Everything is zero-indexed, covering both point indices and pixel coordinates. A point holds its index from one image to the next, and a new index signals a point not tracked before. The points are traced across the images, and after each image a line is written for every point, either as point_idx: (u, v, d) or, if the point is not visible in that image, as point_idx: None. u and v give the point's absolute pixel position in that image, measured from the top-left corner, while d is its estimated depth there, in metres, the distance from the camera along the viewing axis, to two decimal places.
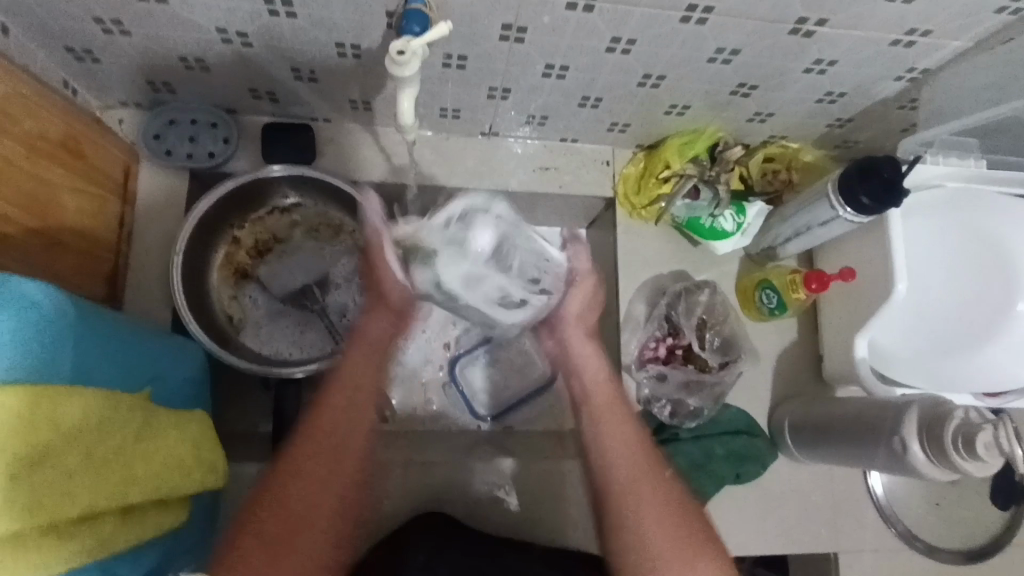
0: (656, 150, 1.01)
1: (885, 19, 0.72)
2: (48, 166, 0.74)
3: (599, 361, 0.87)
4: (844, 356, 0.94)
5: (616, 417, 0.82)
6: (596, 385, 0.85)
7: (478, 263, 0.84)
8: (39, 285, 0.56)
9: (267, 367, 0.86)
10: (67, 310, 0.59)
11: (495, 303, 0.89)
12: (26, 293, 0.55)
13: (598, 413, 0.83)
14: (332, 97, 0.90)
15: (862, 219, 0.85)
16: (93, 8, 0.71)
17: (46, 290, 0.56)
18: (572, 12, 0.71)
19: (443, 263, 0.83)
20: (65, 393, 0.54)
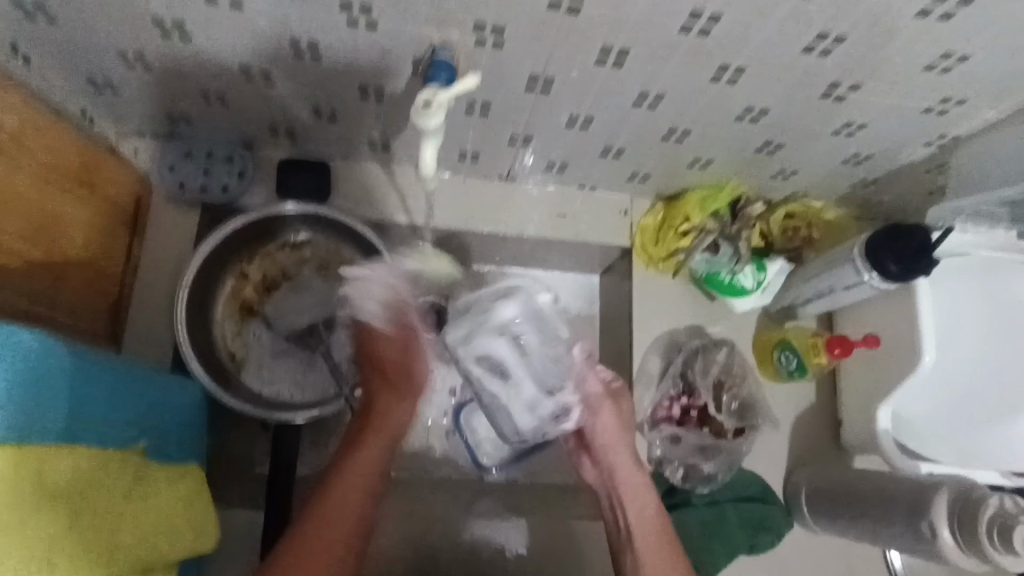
0: (675, 202, 0.99)
1: (918, 87, 0.71)
2: (59, 199, 0.73)
3: (630, 458, 0.81)
4: (865, 424, 0.90)
5: (637, 488, 0.80)
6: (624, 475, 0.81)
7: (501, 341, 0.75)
8: (32, 337, 0.53)
9: (267, 410, 0.83)
10: (61, 360, 0.56)
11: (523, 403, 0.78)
12: (19, 347, 0.52)
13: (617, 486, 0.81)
14: (351, 137, 0.89)
15: (888, 286, 0.82)
16: (117, 41, 0.71)
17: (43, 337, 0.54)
18: (601, 67, 0.70)
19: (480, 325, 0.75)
20: (53, 450, 0.51)
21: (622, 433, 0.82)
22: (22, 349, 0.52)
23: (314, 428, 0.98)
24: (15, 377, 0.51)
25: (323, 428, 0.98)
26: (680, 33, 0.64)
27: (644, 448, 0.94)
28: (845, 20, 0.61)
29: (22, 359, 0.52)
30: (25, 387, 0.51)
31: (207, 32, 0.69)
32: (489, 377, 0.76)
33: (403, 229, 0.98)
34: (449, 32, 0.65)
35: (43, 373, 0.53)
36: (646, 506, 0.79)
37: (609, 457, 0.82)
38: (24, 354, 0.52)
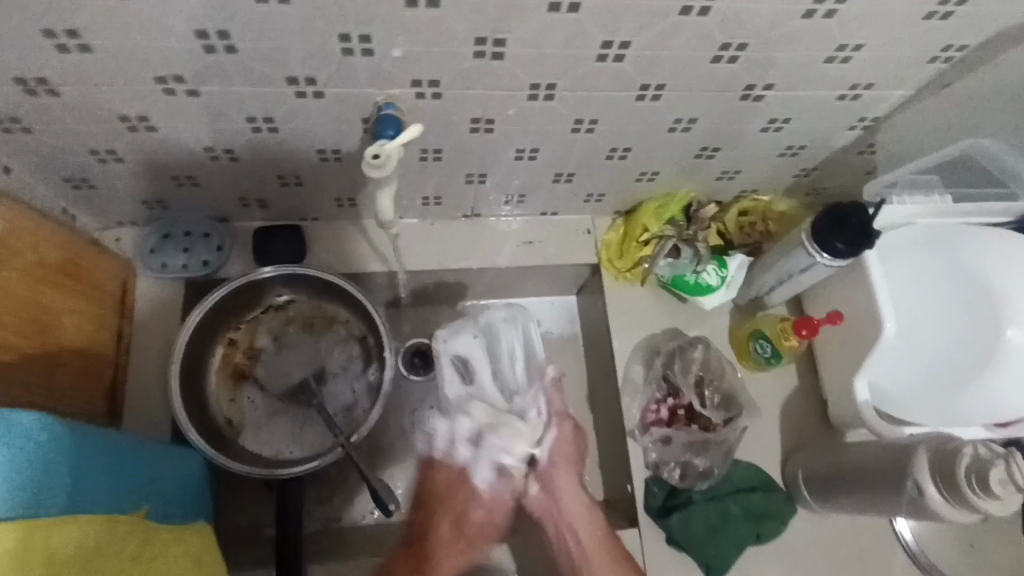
0: (633, 215, 1.04)
1: (826, 78, 0.77)
2: (48, 291, 0.77)
3: (574, 482, 0.86)
4: (846, 400, 0.93)
5: (580, 512, 0.85)
6: (566, 501, 0.85)
7: (466, 348, 0.86)
8: (27, 416, 0.56)
9: (267, 468, 0.86)
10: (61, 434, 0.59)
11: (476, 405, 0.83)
12: (15, 428, 0.54)
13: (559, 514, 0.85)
14: (318, 198, 0.94)
15: (839, 263, 0.86)
16: (90, 140, 0.77)
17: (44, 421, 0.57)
18: (534, 101, 0.76)
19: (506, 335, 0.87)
20: (59, 522, 0.53)
21: (575, 455, 0.87)
22: (14, 428, 0.55)
23: (318, 482, 1.00)
24: (13, 457, 0.53)
25: (326, 481, 1.00)
26: (598, 61, 0.70)
27: (640, 454, 0.96)
28: (741, 29, 0.68)
29: (16, 440, 0.54)
30: (19, 466, 0.54)
31: (170, 121, 0.75)
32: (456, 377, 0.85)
33: (378, 277, 1.02)
34: (390, 91, 0.72)
35: (42, 449, 0.56)
36: (593, 528, 0.85)
37: (556, 482, 0.85)
38: (18, 433, 0.55)
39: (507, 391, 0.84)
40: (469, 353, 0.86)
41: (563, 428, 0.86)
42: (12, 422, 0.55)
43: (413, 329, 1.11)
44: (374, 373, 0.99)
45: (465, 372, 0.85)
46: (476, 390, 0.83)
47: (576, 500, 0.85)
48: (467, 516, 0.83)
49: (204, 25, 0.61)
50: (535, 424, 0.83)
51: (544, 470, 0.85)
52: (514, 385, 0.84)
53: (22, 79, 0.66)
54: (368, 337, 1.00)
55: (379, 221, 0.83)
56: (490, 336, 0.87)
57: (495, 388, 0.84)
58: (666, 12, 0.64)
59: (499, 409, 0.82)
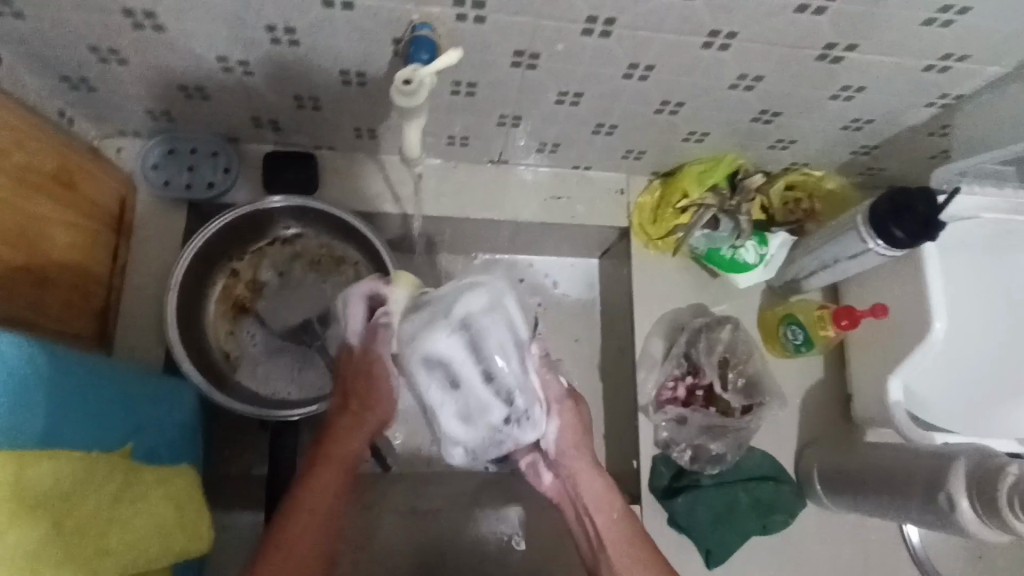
0: (673, 178, 0.96)
1: (919, 44, 0.68)
2: (36, 200, 0.70)
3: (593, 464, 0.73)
4: (875, 398, 0.88)
5: (602, 494, 0.73)
6: (581, 482, 0.73)
7: (447, 345, 0.62)
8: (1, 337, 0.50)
9: (264, 409, 0.82)
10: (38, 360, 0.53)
11: (457, 417, 0.64)
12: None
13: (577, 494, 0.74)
14: (336, 126, 0.87)
15: (894, 253, 0.80)
16: (89, 35, 0.68)
17: (22, 345, 0.51)
18: (587, 38, 0.67)
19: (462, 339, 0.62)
20: (34, 454, 0.48)
21: (587, 426, 0.74)
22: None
23: (315, 425, 0.97)
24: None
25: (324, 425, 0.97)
26: None
27: (650, 432, 0.92)
28: None
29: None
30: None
31: (179, 21, 0.66)
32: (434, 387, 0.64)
33: (393, 218, 0.96)
34: (428, 9, 0.63)
35: (15, 374, 0.50)
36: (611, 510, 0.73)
37: (567, 458, 0.73)
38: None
39: (506, 393, 0.64)
40: (449, 354, 0.63)
41: (564, 415, 0.72)
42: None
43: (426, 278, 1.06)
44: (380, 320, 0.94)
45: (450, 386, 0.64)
46: (472, 404, 0.63)
47: (594, 478, 0.73)
48: (380, 398, 0.71)
49: None
50: (540, 427, 0.68)
51: (557, 456, 0.73)
52: (511, 381, 0.64)
53: None
54: None
55: (404, 157, 0.75)
56: (462, 317, 0.63)
57: (495, 391, 0.64)
58: None
59: (506, 417, 0.64)
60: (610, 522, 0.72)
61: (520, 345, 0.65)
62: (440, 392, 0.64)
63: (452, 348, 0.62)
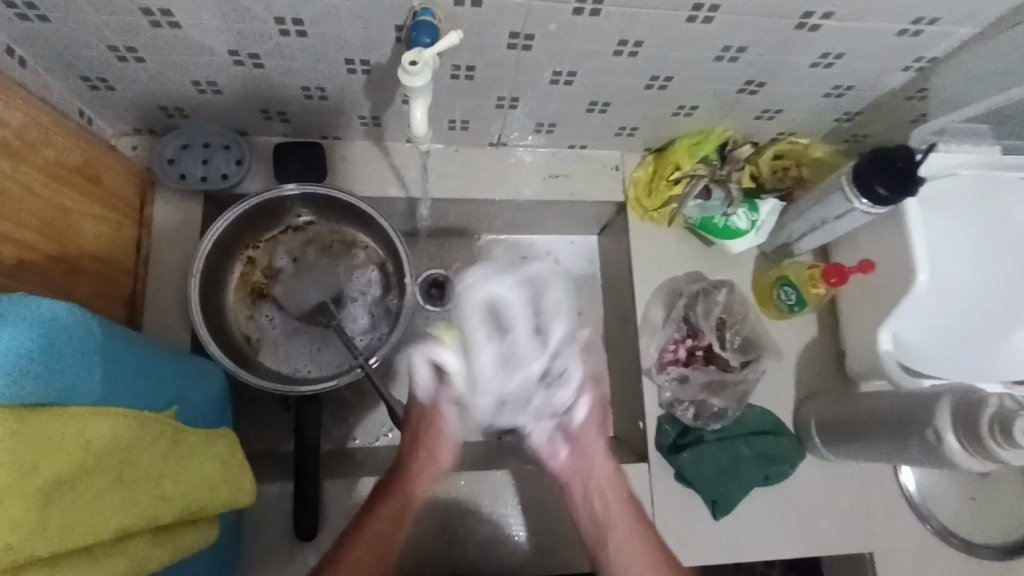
0: (665, 152, 1.01)
1: (891, 9, 0.72)
2: (64, 192, 0.74)
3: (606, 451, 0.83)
4: (866, 350, 0.92)
5: (613, 481, 0.83)
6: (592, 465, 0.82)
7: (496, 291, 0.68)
8: (60, 303, 0.53)
9: (286, 386, 0.87)
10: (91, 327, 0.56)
11: (495, 363, 0.67)
12: (49, 315, 0.51)
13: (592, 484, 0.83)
14: (342, 115, 0.91)
15: (877, 211, 0.84)
16: (108, 36, 0.72)
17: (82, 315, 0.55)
18: (578, 17, 0.71)
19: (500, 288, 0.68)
20: (92, 414, 0.50)
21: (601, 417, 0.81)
22: (50, 315, 0.52)
23: (334, 404, 1.01)
24: (47, 344, 0.51)
25: (343, 403, 1.01)
26: None
27: (654, 394, 0.97)
28: None
29: (51, 327, 0.51)
30: (53, 354, 0.51)
31: (194, 18, 0.70)
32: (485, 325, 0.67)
33: (399, 203, 1.00)
34: None
35: (74, 339, 0.54)
36: (618, 492, 0.83)
37: (583, 442, 0.81)
38: (53, 320, 0.52)
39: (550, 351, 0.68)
40: (499, 299, 0.68)
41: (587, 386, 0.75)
42: (45, 307, 0.52)
43: (432, 261, 1.11)
44: (392, 300, 1.01)
45: (497, 325, 0.67)
46: (511, 355, 0.67)
47: (603, 461, 0.83)
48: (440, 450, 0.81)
49: None
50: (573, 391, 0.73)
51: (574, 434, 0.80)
52: (555, 335, 0.68)
53: None
54: (387, 265, 1.01)
55: (409, 137, 0.78)
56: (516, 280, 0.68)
57: (536, 346, 0.68)
58: None
59: (544, 373, 0.69)
60: (619, 501, 0.83)
61: (559, 315, 0.68)
62: (500, 291, 0.68)
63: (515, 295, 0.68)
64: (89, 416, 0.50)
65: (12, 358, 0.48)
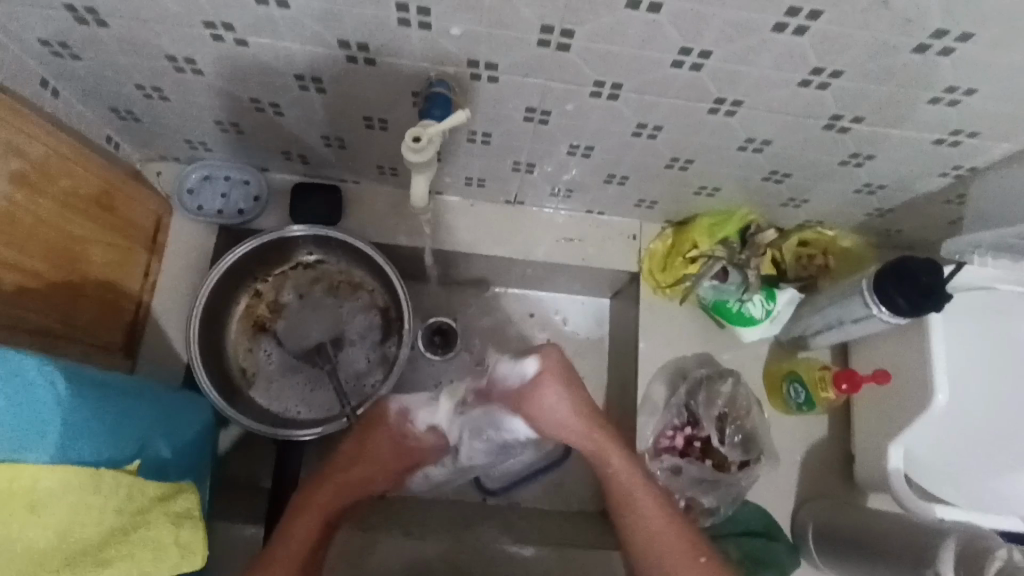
0: (685, 228, 0.98)
1: (926, 120, 0.69)
2: (77, 221, 0.76)
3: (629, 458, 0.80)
4: (874, 461, 0.87)
5: (647, 495, 0.79)
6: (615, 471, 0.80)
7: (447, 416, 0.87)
8: (28, 360, 0.55)
9: (276, 428, 0.86)
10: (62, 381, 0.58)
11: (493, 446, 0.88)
12: (13, 370, 0.54)
13: (619, 496, 0.80)
14: (360, 163, 0.91)
15: (898, 321, 0.79)
16: (135, 76, 0.74)
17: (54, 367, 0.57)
18: (596, 99, 0.70)
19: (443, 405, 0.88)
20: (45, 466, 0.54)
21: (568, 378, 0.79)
22: (14, 372, 0.54)
23: (321, 444, 1.00)
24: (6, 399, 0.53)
25: (330, 445, 1.00)
26: (673, 68, 0.64)
27: None
28: (842, 54, 0.60)
29: (13, 383, 0.54)
30: (11, 410, 0.53)
31: (218, 67, 0.72)
32: (469, 438, 0.87)
33: (407, 251, 1.00)
34: (445, 67, 0.67)
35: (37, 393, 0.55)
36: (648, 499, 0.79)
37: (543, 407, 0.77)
38: (18, 375, 0.54)
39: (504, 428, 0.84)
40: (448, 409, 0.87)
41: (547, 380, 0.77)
42: (13, 362, 0.55)
43: (438, 308, 1.10)
44: (391, 347, 0.99)
45: (474, 430, 0.86)
46: (490, 435, 0.86)
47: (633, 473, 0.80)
48: (389, 444, 0.87)
49: None
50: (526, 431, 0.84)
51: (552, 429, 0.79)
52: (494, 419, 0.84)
53: (71, 6, 0.63)
54: (391, 310, 1.00)
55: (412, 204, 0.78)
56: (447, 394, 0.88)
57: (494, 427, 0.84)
58: (758, 26, 0.57)
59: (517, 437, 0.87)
60: (665, 521, 0.78)
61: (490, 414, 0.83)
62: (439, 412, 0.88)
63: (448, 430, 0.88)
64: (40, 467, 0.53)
65: None
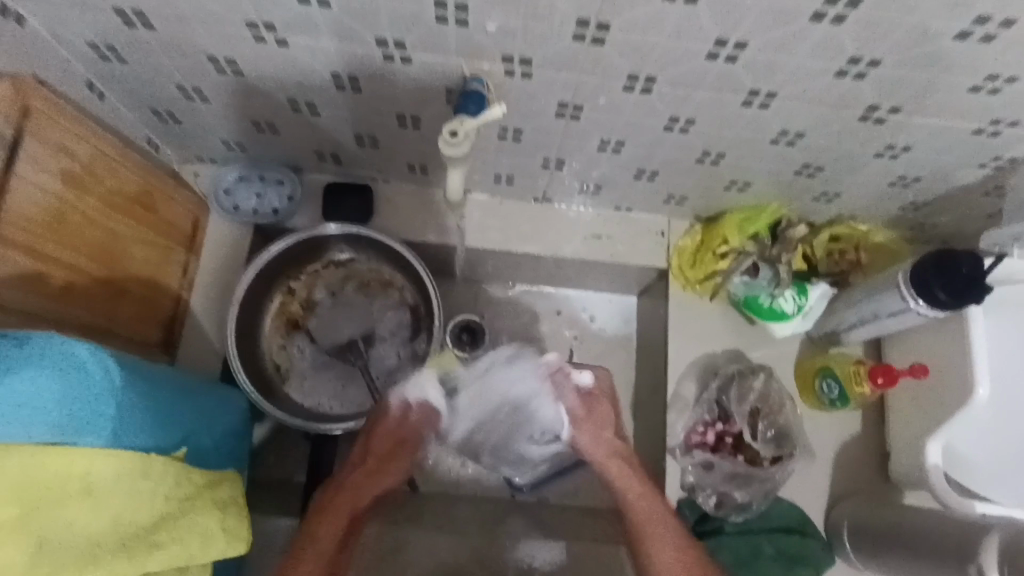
0: (714, 223, 0.97)
1: (966, 109, 0.68)
2: (120, 219, 0.78)
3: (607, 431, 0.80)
4: (913, 457, 0.85)
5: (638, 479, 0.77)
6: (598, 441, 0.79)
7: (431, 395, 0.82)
8: (81, 348, 0.56)
9: (310, 422, 0.88)
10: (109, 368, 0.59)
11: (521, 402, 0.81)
12: (67, 358, 0.55)
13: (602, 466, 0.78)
14: (392, 162, 0.93)
15: (936, 314, 0.78)
16: (178, 77, 0.76)
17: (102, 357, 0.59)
18: (629, 93, 0.70)
19: (432, 387, 0.82)
20: (98, 453, 0.55)
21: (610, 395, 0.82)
22: (70, 360, 0.56)
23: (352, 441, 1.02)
24: (59, 388, 0.54)
25: None
26: (708, 60, 0.64)
27: (677, 475, 0.92)
28: (880, 42, 0.59)
29: (68, 371, 0.55)
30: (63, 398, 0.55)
31: (257, 67, 0.73)
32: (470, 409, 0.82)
33: (436, 248, 1.01)
34: (480, 64, 0.67)
35: (88, 382, 0.57)
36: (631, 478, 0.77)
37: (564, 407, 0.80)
38: (73, 363, 0.56)
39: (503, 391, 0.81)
40: (433, 394, 0.82)
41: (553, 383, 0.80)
42: (67, 350, 0.56)
43: (467, 306, 1.11)
44: (420, 343, 1.00)
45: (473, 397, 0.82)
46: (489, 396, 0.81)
47: (608, 450, 0.79)
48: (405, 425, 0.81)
49: None
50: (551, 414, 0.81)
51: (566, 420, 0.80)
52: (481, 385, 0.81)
53: (119, 9, 0.65)
54: (420, 307, 1.01)
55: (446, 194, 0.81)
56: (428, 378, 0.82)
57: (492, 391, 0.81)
58: (796, 15, 0.57)
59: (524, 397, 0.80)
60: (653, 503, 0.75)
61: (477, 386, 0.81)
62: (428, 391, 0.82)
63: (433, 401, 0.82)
64: (92, 454, 0.55)
65: (31, 397, 0.53)
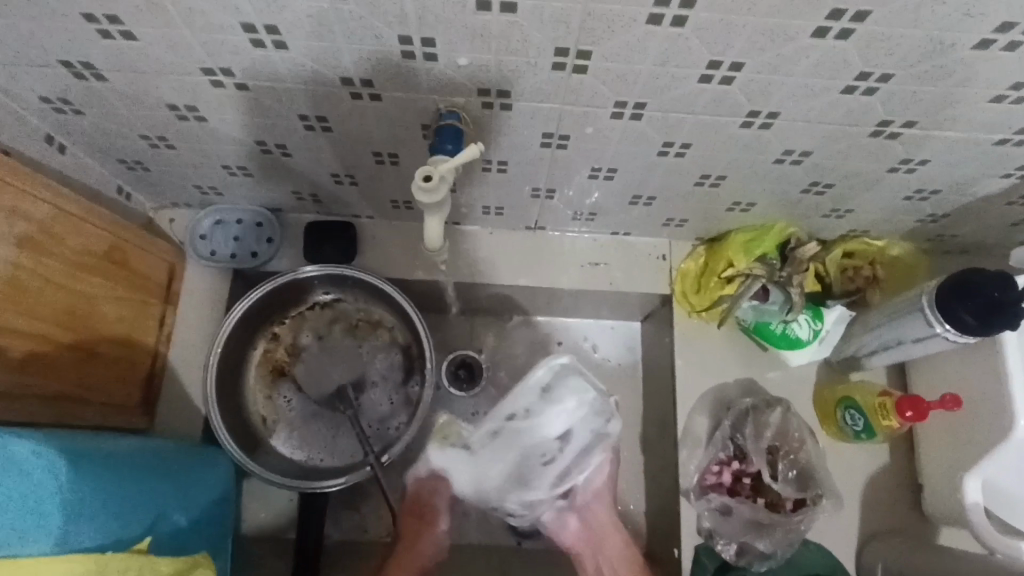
0: (718, 245, 0.92)
1: (988, 119, 0.62)
2: (87, 280, 0.74)
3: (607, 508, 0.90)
4: (949, 493, 0.79)
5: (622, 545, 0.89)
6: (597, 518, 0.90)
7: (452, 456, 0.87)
8: (25, 448, 0.52)
9: (301, 481, 0.82)
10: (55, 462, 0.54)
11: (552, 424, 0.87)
12: (8, 459, 0.50)
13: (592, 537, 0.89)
14: (373, 199, 0.88)
15: (966, 340, 0.72)
16: (140, 126, 0.72)
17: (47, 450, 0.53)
18: (617, 120, 0.65)
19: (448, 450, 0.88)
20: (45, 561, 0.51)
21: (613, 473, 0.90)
22: (13, 463, 0.51)
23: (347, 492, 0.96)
24: (4, 494, 0.50)
25: (356, 491, 0.96)
26: (700, 82, 0.58)
27: (692, 519, 0.85)
28: (890, 56, 0.54)
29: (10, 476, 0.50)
30: (8, 504, 0.50)
31: (219, 113, 0.69)
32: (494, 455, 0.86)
33: (426, 285, 0.96)
34: (454, 98, 0.63)
35: (34, 482, 0.52)
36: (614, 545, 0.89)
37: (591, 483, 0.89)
38: (16, 466, 0.51)
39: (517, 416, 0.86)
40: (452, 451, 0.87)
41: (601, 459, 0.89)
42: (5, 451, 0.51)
43: (462, 341, 1.06)
44: (414, 387, 0.95)
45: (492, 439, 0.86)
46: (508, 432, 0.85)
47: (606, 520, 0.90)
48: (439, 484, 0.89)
49: (250, 18, 0.54)
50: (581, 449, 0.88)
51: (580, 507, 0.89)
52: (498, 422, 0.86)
53: (66, 63, 0.61)
54: (413, 347, 0.96)
55: (424, 244, 0.76)
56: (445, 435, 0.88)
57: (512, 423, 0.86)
58: (796, 31, 0.51)
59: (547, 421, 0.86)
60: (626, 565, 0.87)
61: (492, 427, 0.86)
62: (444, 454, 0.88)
63: (457, 472, 0.88)
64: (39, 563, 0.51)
65: None
